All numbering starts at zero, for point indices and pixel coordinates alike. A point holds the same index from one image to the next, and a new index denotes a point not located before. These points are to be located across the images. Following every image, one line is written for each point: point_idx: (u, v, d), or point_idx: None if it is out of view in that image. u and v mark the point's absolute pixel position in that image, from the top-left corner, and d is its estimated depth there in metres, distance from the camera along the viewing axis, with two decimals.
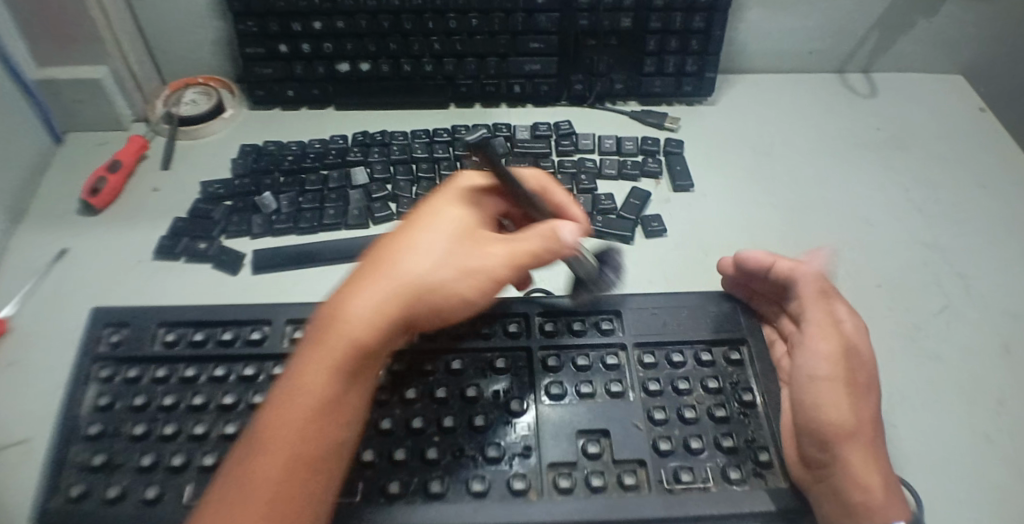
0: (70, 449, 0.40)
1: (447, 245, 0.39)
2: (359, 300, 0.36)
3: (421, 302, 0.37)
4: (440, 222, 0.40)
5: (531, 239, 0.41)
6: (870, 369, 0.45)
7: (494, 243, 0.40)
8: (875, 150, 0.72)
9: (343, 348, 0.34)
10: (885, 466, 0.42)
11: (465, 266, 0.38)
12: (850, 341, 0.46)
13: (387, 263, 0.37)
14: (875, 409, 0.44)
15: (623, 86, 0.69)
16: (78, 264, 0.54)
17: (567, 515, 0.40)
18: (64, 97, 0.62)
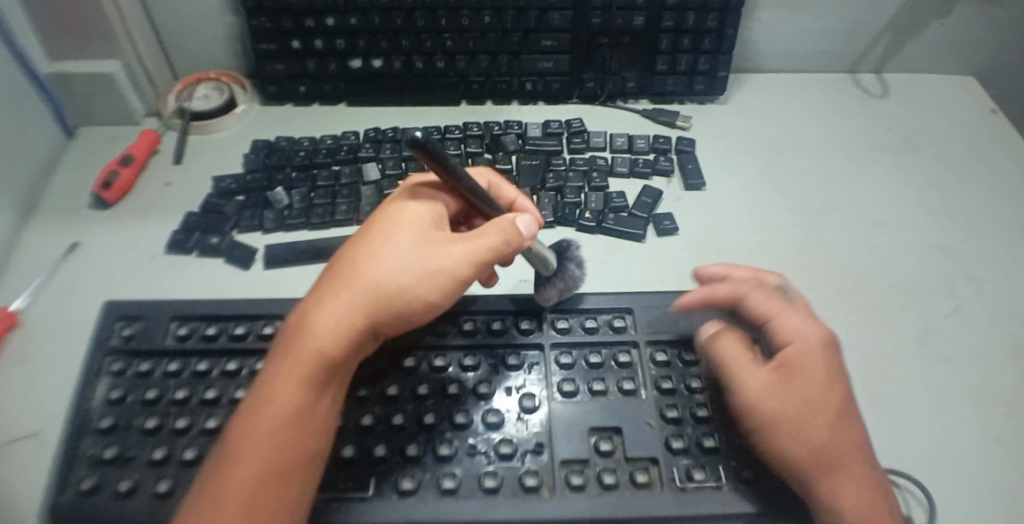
0: (82, 442, 0.40)
1: (404, 249, 0.39)
2: (320, 311, 0.37)
3: (379, 308, 0.37)
4: (399, 226, 0.40)
5: (487, 230, 0.40)
6: (829, 387, 0.43)
7: (451, 240, 0.40)
8: (887, 151, 0.71)
9: (304, 359, 0.36)
10: (865, 483, 0.40)
11: (422, 269, 0.38)
12: (795, 367, 0.43)
13: (347, 273, 0.38)
14: (844, 427, 0.42)
15: (635, 84, 0.69)
16: (90, 258, 0.54)
17: (579, 513, 0.40)
18: (77, 92, 0.62)
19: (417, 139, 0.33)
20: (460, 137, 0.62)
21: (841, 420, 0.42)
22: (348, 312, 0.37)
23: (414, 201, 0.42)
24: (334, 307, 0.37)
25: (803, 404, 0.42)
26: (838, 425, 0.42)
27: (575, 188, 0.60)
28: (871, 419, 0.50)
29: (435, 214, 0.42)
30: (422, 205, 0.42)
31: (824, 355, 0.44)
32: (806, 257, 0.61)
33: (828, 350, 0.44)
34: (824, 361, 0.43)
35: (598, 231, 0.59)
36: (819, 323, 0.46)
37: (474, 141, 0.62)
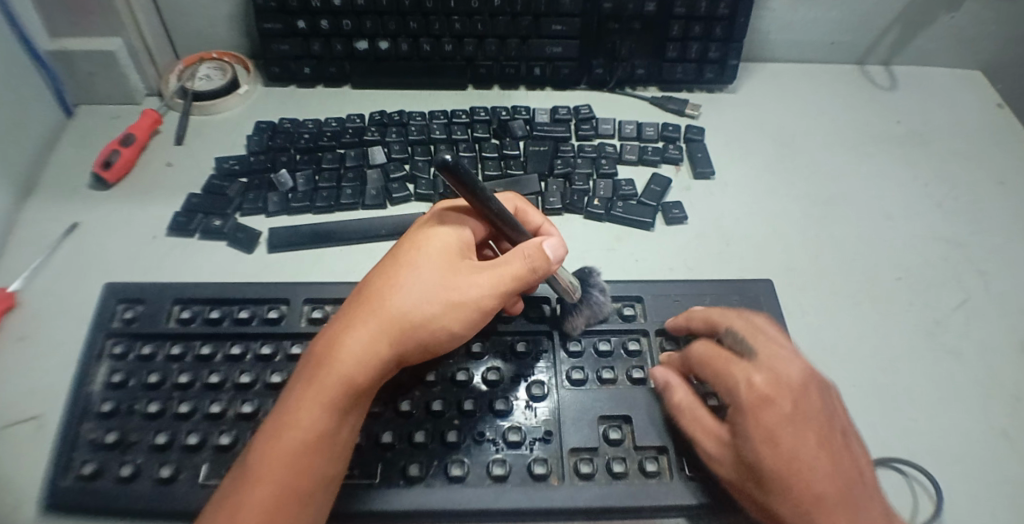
0: (83, 426, 0.39)
1: (432, 277, 0.39)
2: (349, 337, 0.36)
3: (407, 336, 0.37)
4: (426, 253, 0.40)
5: (516, 260, 0.40)
6: (777, 447, 0.37)
7: (477, 268, 0.40)
8: (896, 144, 0.71)
9: (331, 386, 0.35)
10: None
11: (450, 297, 0.38)
12: (737, 428, 0.38)
13: (374, 300, 0.38)
14: (807, 488, 0.36)
15: (645, 71, 0.68)
16: (90, 239, 0.53)
17: (589, 502, 0.39)
18: (77, 70, 0.60)
19: (448, 161, 0.33)
20: (466, 122, 0.61)
21: (803, 481, 0.36)
22: (377, 340, 0.37)
23: (441, 228, 0.41)
24: (363, 335, 0.36)
25: (747, 470, 0.38)
26: (800, 486, 0.36)
27: (584, 175, 0.59)
28: (880, 413, 0.50)
29: (463, 240, 0.42)
30: (451, 231, 0.41)
31: (768, 409, 0.38)
32: (816, 250, 0.60)
33: (776, 400, 0.38)
34: (766, 419, 0.37)
35: (607, 219, 0.58)
36: (772, 366, 0.40)
37: (481, 127, 0.61)
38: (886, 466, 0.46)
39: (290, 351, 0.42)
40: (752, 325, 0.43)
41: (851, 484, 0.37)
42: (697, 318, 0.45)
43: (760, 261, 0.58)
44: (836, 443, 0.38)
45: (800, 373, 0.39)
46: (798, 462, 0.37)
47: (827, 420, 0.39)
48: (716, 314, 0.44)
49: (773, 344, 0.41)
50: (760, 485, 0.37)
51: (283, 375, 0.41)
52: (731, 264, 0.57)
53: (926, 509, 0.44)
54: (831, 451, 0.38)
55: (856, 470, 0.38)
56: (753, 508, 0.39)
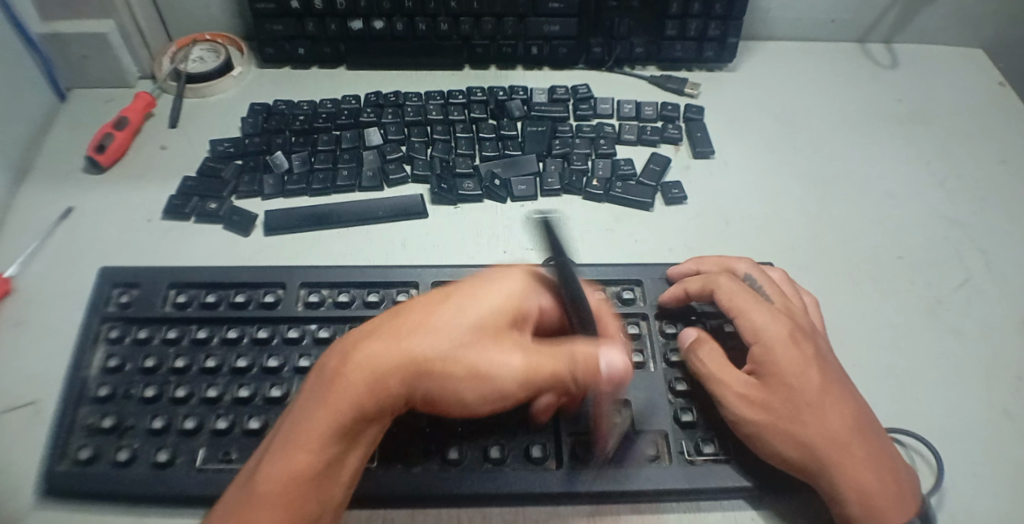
0: (79, 411, 0.39)
1: (472, 329, 0.35)
2: (369, 361, 0.33)
3: (428, 386, 0.34)
4: (478, 300, 0.36)
5: (562, 359, 0.35)
6: (807, 378, 0.40)
7: (521, 342, 0.36)
8: (896, 123, 0.70)
9: (342, 414, 0.32)
10: (891, 462, 0.39)
11: (484, 364, 0.35)
12: (767, 364, 0.41)
13: (403, 331, 0.34)
14: (830, 415, 0.39)
15: (643, 50, 0.67)
16: (84, 223, 0.53)
17: (587, 485, 0.40)
18: (70, 52, 0.59)
19: (548, 234, 0.31)
20: (463, 102, 0.60)
21: (829, 410, 0.39)
22: (397, 379, 0.33)
23: (499, 280, 0.38)
24: (383, 368, 0.33)
25: (779, 401, 0.40)
26: (829, 418, 0.39)
27: (583, 154, 0.59)
28: (880, 391, 0.50)
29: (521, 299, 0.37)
30: (509, 286, 0.37)
31: (795, 345, 0.41)
32: (817, 230, 0.60)
33: (798, 340, 0.41)
34: (795, 354, 0.41)
35: (606, 200, 0.58)
36: (788, 313, 0.44)
37: (478, 107, 0.60)
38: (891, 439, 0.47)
39: (286, 335, 0.42)
40: (763, 276, 0.47)
41: (863, 414, 0.40)
42: (708, 261, 0.50)
43: (759, 241, 0.58)
44: (844, 382, 0.42)
45: (808, 321, 0.44)
46: (825, 395, 0.40)
47: (833, 363, 0.43)
48: (725, 259, 0.50)
49: (786, 298, 0.46)
50: (796, 419, 0.39)
51: (280, 360, 0.41)
52: (731, 244, 0.57)
53: (925, 482, 0.45)
54: (847, 389, 0.41)
55: (863, 407, 0.41)
56: (782, 452, 0.39)
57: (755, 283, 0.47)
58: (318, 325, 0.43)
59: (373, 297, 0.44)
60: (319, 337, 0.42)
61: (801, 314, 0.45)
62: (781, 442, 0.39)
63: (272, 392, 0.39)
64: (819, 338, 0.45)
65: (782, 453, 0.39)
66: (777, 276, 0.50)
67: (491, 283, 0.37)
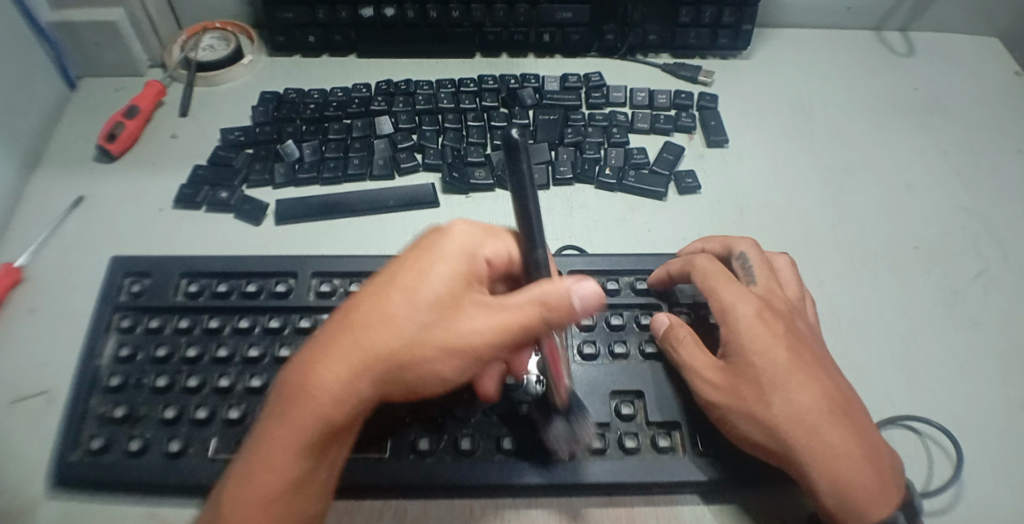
0: (91, 400, 0.39)
1: (429, 309, 0.32)
2: (324, 374, 0.30)
3: (393, 378, 0.32)
4: (425, 278, 0.33)
5: (528, 303, 0.33)
6: (772, 358, 0.39)
7: (480, 305, 0.33)
8: (913, 112, 0.68)
9: (307, 431, 0.30)
10: (872, 444, 0.37)
11: (451, 341, 0.32)
12: (734, 346, 0.40)
13: (352, 332, 0.31)
14: (796, 395, 0.38)
15: (657, 37, 0.66)
16: (95, 212, 0.53)
17: (600, 477, 0.39)
18: (80, 41, 0.59)
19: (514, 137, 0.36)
20: (475, 91, 0.59)
21: (796, 391, 0.38)
22: (360, 385, 0.31)
23: (446, 247, 0.34)
24: (342, 378, 0.31)
25: (745, 383, 0.39)
26: (797, 399, 0.38)
27: (595, 143, 0.58)
28: (896, 383, 0.49)
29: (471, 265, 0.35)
30: (458, 253, 0.34)
31: (763, 326, 0.40)
32: (833, 220, 0.59)
33: (767, 322, 0.41)
34: (762, 335, 0.40)
35: (619, 189, 0.57)
36: (766, 297, 0.43)
37: (490, 95, 0.59)
38: (907, 430, 0.46)
39: (298, 324, 0.42)
40: (758, 257, 0.46)
41: (836, 395, 0.38)
42: (712, 241, 0.49)
43: (774, 231, 0.57)
44: (820, 363, 0.40)
45: (786, 303, 0.43)
46: (794, 375, 0.38)
47: (811, 345, 0.41)
48: (727, 240, 0.49)
49: (770, 280, 0.44)
50: (760, 400, 0.38)
51: (292, 349, 0.41)
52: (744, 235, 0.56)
53: (941, 476, 0.44)
54: (822, 370, 0.40)
55: (843, 388, 0.39)
56: (749, 434, 0.38)
57: (744, 265, 0.46)
58: (330, 315, 0.42)
59: None
60: None
61: (783, 296, 0.44)
62: (747, 424, 0.38)
63: None
64: (800, 320, 0.44)
65: (748, 436, 0.38)
66: (781, 262, 0.48)
67: (438, 251, 0.34)
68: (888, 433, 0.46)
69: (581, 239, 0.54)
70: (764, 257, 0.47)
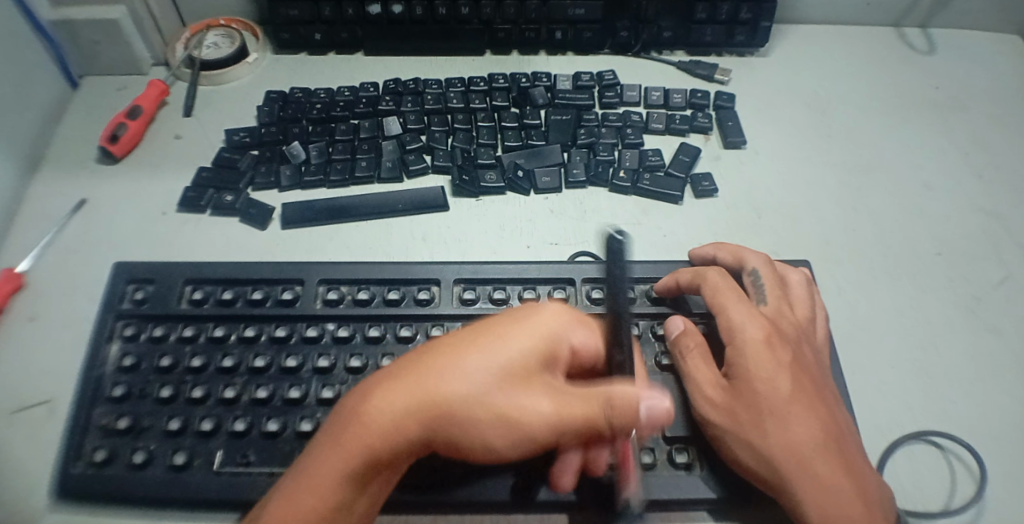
0: (94, 411, 0.38)
1: (497, 373, 0.33)
2: (386, 409, 0.32)
3: (450, 431, 0.32)
4: (502, 340, 0.34)
5: (599, 404, 0.33)
6: (776, 386, 0.38)
7: (549, 383, 0.34)
8: (933, 111, 0.66)
9: (356, 459, 0.31)
10: (864, 481, 0.37)
11: (512, 409, 0.32)
12: (738, 367, 0.39)
13: (423, 376, 0.32)
14: (795, 425, 0.37)
15: (672, 34, 0.64)
16: (98, 215, 0.52)
17: (616, 494, 0.38)
18: (82, 39, 0.58)
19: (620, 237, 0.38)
20: (485, 89, 0.58)
21: (796, 420, 0.37)
22: (416, 430, 0.32)
23: (534, 318, 0.35)
24: (402, 418, 0.31)
25: (744, 407, 0.38)
26: (795, 430, 0.37)
27: (609, 144, 0.56)
28: (917, 394, 0.47)
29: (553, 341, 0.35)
30: (542, 323, 0.35)
31: (771, 350, 0.39)
32: (852, 224, 0.57)
33: (775, 346, 0.39)
34: (768, 359, 0.38)
35: (633, 192, 0.55)
36: (775, 317, 0.42)
37: (500, 94, 0.57)
38: (930, 443, 0.45)
39: (306, 333, 0.41)
40: (771, 274, 0.45)
41: (833, 428, 0.38)
42: (724, 250, 0.48)
43: (791, 235, 0.56)
44: (822, 394, 0.39)
45: (794, 326, 0.42)
46: (795, 403, 0.37)
47: (817, 374, 0.40)
48: (740, 250, 0.47)
49: (781, 301, 0.43)
50: (758, 425, 0.37)
51: (299, 359, 0.40)
52: (761, 240, 0.55)
53: (964, 491, 0.43)
54: (823, 401, 0.39)
55: (840, 420, 0.39)
56: (742, 459, 0.38)
57: (755, 282, 0.45)
58: (337, 324, 0.41)
59: (393, 294, 0.42)
60: (338, 336, 0.40)
61: (793, 318, 0.43)
62: (741, 447, 0.37)
63: (291, 394, 0.38)
64: (807, 343, 0.42)
65: (741, 461, 0.38)
66: (795, 278, 0.46)
67: (523, 320, 0.35)
68: (910, 447, 0.45)
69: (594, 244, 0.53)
70: (776, 274, 0.45)
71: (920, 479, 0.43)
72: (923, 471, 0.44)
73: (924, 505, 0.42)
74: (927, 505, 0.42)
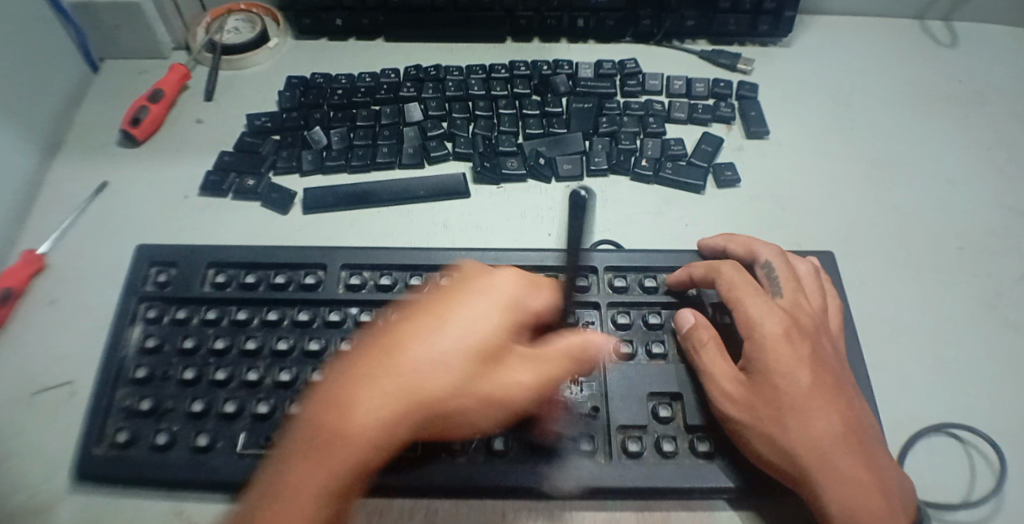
0: (117, 392, 0.38)
1: (474, 357, 0.32)
2: (372, 422, 0.30)
3: (435, 422, 0.32)
4: (475, 326, 0.33)
5: (563, 363, 0.35)
6: (796, 380, 0.37)
7: (522, 355, 0.35)
8: (957, 105, 0.65)
9: (347, 474, 0.29)
10: (887, 476, 0.36)
11: (494, 390, 0.33)
12: (756, 362, 0.38)
13: (400, 378, 0.31)
14: (816, 419, 0.36)
15: (695, 22, 0.64)
16: (120, 199, 0.52)
17: (637, 481, 0.38)
18: (102, 22, 0.58)
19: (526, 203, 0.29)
20: (506, 77, 0.57)
21: (816, 415, 0.36)
22: (404, 433, 0.31)
23: (488, 291, 0.35)
24: (389, 424, 0.30)
25: (765, 402, 0.37)
26: (816, 425, 0.36)
27: (630, 134, 0.55)
28: (941, 389, 0.47)
29: (515, 313, 0.35)
30: (505, 298, 0.34)
31: (791, 344, 0.38)
32: (875, 217, 0.56)
33: (794, 339, 0.38)
34: (787, 353, 0.38)
35: (655, 180, 0.55)
36: (793, 310, 0.41)
37: (521, 82, 0.57)
38: (950, 434, 0.44)
39: (329, 318, 0.40)
40: (785, 266, 0.44)
41: (854, 423, 0.37)
42: (735, 242, 0.47)
43: (814, 227, 0.55)
44: (843, 388, 0.38)
45: (813, 319, 0.41)
46: (815, 398, 0.37)
47: (837, 368, 0.40)
48: (752, 241, 0.46)
49: (797, 292, 0.42)
50: (778, 420, 0.36)
51: (322, 343, 0.39)
52: (783, 231, 0.54)
53: (985, 485, 0.42)
54: (844, 395, 0.38)
55: (861, 415, 0.38)
56: (761, 453, 0.37)
57: (769, 274, 0.43)
58: (359, 309, 0.41)
59: (416, 280, 0.42)
60: (361, 320, 0.40)
61: (810, 309, 0.42)
62: (760, 441, 0.37)
63: (314, 377, 0.38)
64: (826, 336, 0.41)
65: (761, 455, 0.37)
66: (805, 269, 0.46)
67: (482, 294, 0.34)
68: (931, 439, 0.44)
69: (617, 232, 0.52)
70: (789, 265, 0.44)
71: (941, 472, 0.43)
72: (944, 463, 0.43)
73: (944, 497, 0.42)
74: (948, 497, 0.42)
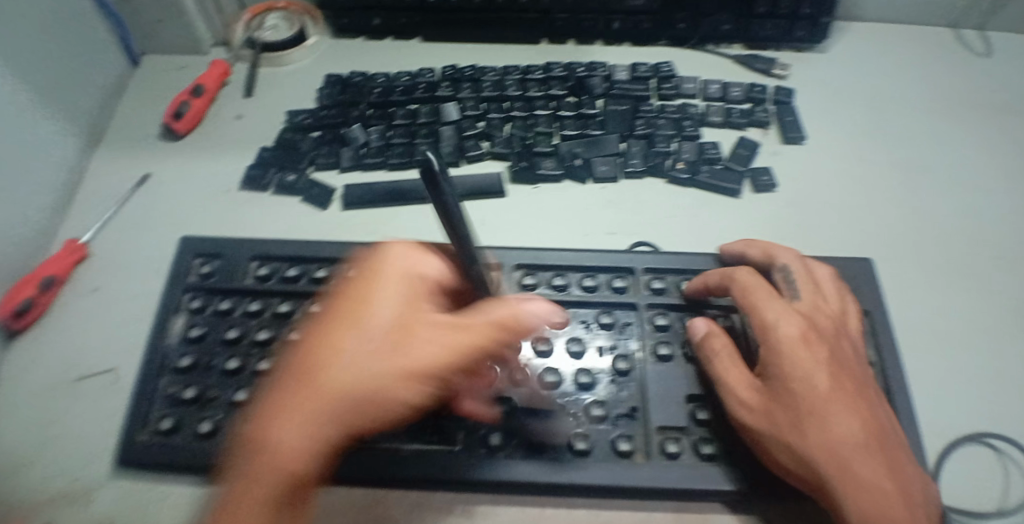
0: (161, 379, 0.39)
1: (381, 343, 0.32)
2: (297, 423, 0.30)
3: (364, 414, 0.31)
4: (376, 315, 0.33)
5: (486, 325, 0.34)
6: (813, 383, 0.36)
7: (438, 326, 0.34)
8: (996, 114, 0.64)
9: (274, 487, 0.28)
10: (906, 481, 0.34)
11: (410, 367, 0.32)
12: (772, 366, 0.37)
13: (312, 382, 0.31)
14: (833, 423, 0.35)
15: (731, 26, 0.63)
16: (160, 191, 0.52)
17: (677, 483, 0.37)
18: (145, 17, 0.59)
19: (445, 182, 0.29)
20: (542, 78, 0.57)
21: (832, 419, 0.35)
22: (334, 426, 0.30)
23: (386, 278, 0.35)
24: (309, 427, 0.30)
25: (781, 408, 0.36)
26: (835, 429, 0.34)
27: (667, 136, 0.55)
28: (985, 399, 0.45)
29: (414, 293, 0.35)
30: (399, 285, 0.34)
31: (808, 347, 0.37)
32: (914, 224, 0.55)
33: (810, 343, 0.37)
34: (804, 356, 0.36)
35: (691, 185, 0.54)
36: (810, 313, 0.40)
37: (557, 83, 0.57)
38: (991, 444, 0.43)
39: None
40: (805, 270, 0.43)
41: (873, 426, 0.35)
42: (754, 246, 0.46)
43: (852, 233, 0.54)
44: (862, 391, 0.37)
45: (831, 321, 0.40)
46: (832, 401, 0.35)
47: (855, 370, 0.38)
48: (772, 246, 0.45)
49: (816, 296, 0.41)
50: (794, 426, 0.35)
51: None
52: (821, 236, 0.53)
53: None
54: (863, 398, 0.37)
55: (880, 418, 0.37)
56: (780, 460, 0.36)
57: (787, 279, 0.43)
58: None
59: None
60: None
61: (830, 313, 0.41)
62: (777, 447, 0.36)
63: None
64: (847, 340, 0.40)
65: (779, 463, 0.36)
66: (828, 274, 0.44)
67: (383, 284, 0.34)
68: (971, 448, 0.43)
69: (655, 232, 0.52)
70: (808, 270, 0.43)
71: (982, 482, 0.42)
72: (985, 474, 0.42)
73: (983, 506, 0.41)
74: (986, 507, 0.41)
